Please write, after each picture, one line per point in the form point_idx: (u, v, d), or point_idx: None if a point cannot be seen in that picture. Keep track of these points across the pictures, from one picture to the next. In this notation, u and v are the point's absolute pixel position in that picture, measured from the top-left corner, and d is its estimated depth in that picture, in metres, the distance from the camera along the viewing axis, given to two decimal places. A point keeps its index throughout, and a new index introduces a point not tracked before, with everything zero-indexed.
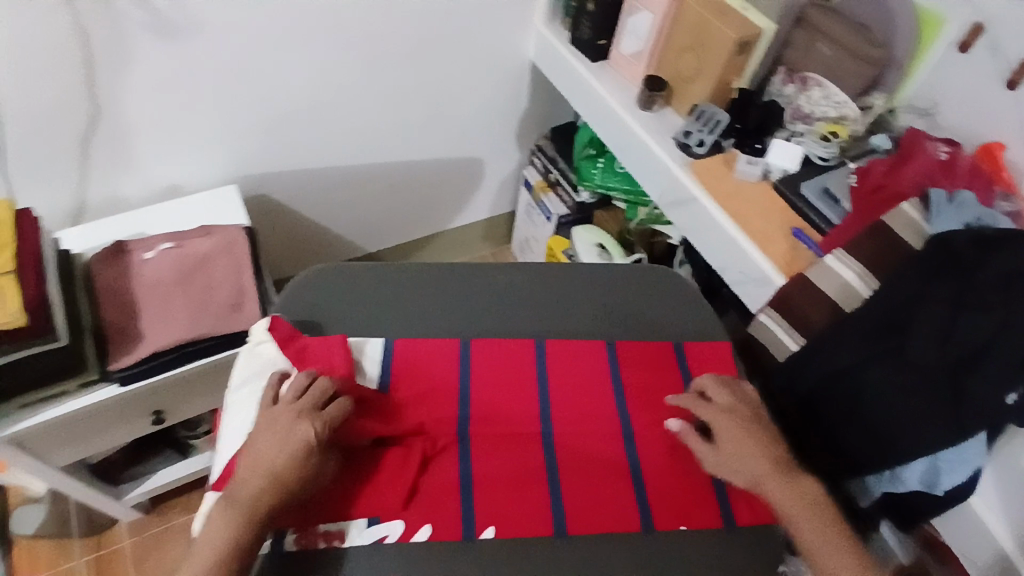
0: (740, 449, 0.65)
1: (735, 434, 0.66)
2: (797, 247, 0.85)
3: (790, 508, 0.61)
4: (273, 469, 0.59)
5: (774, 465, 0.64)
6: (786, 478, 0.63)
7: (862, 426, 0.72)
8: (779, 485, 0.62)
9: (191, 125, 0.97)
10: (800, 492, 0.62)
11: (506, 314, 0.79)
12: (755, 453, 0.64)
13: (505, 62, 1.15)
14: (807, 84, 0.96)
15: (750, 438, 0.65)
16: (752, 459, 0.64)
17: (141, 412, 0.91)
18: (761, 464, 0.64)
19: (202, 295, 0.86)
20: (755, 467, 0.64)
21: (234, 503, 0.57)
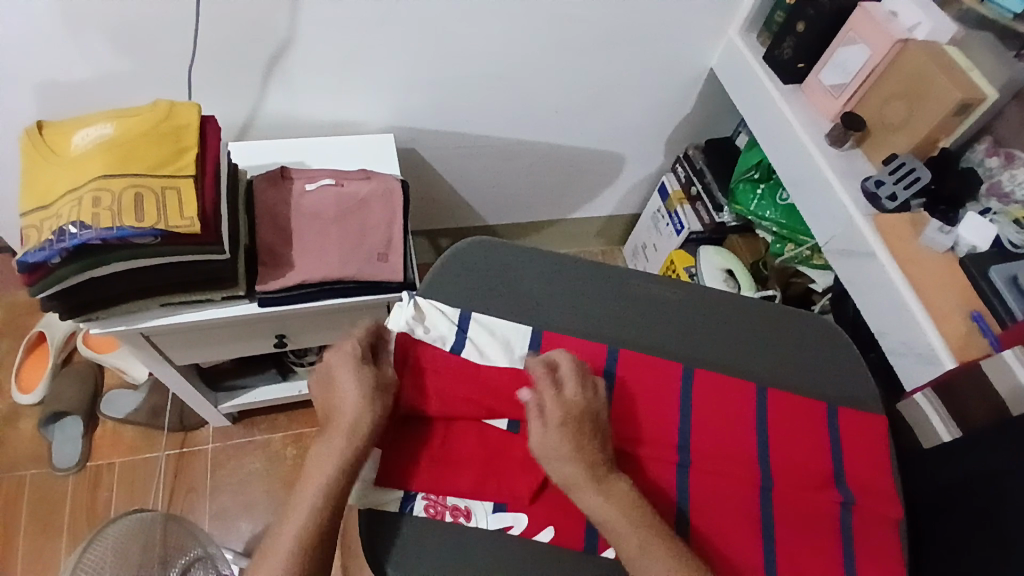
0: (574, 446, 0.60)
1: (569, 425, 0.61)
2: (973, 332, 0.78)
3: (615, 525, 0.58)
4: (345, 411, 0.62)
5: (599, 469, 0.60)
6: (596, 485, 0.60)
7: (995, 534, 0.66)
8: (593, 495, 0.59)
9: (371, 66, 0.97)
10: (605, 502, 0.59)
11: (658, 333, 0.76)
12: (583, 451, 0.60)
13: (683, 66, 1.10)
14: (1012, 161, 0.87)
15: (581, 433, 0.61)
16: (576, 462, 0.60)
17: (266, 332, 0.93)
18: (576, 465, 0.60)
19: (357, 237, 0.87)
20: (571, 469, 0.60)
21: (323, 446, 0.61)
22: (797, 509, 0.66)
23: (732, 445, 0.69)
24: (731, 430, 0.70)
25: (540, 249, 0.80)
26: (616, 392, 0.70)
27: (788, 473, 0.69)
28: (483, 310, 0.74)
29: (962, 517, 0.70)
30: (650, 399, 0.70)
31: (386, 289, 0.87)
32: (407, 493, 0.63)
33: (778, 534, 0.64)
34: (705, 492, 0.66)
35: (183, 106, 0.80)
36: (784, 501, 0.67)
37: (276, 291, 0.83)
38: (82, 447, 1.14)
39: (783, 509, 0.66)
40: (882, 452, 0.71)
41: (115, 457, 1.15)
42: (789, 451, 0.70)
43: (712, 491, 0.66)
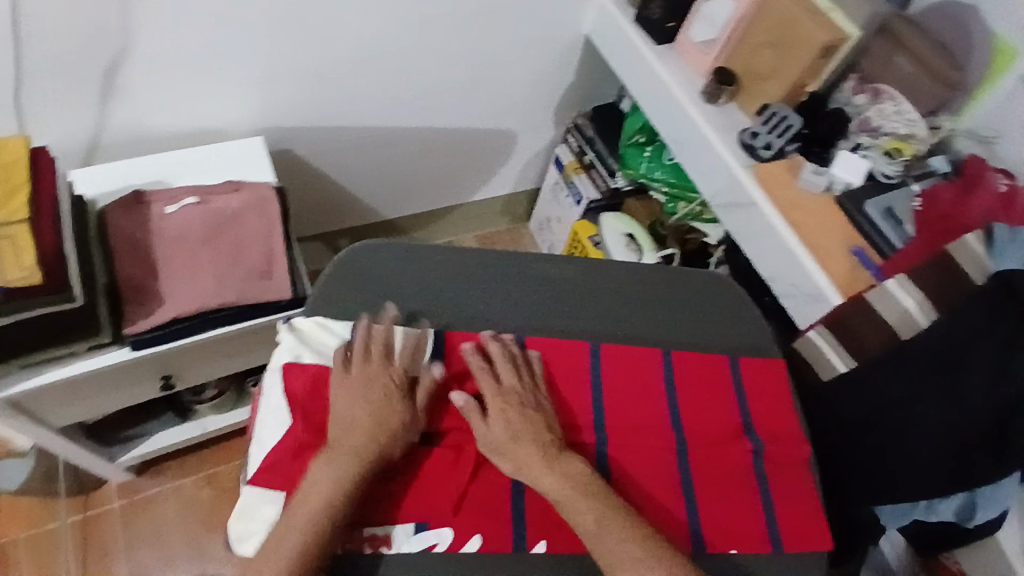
0: (521, 437, 0.62)
1: (507, 414, 0.63)
2: (857, 267, 0.82)
3: (571, 502, 0.59)
4: (364, 419, 0.60)
5: (552, 456, 0.61)
6: (551, 468, 0.60)
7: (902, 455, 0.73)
8: (544, 475, 0.60)
9: (226, 67, 0.88)
10: (563, 479, 0.60)
11: (562, 313, 0.75)
12: (529, 442, 0.61)
13: (558, 34, 1.08)
14: (879, 97, 0.92)
15: (523, 423, 0.63)
16: (526, 449, 0.61)
17: (150, 375, 0.85)
18: (531, 451, 0.61)
19: (231, 257, 0.80)
20: (525, 456, 0.61)
21: (334, 459, 0.58)
22: (714, 467, 0.68)
23: (645, 415, 0.70)
24: (643, 400, 0.70)
25: (426, 246, 0.76)
26: (525, 383, 0.68)
27: (702, 432, 0.70)
28: (377, 319, 0.70)
29: (866, 449, 0.76)
30: (563, 383, 0.69)
31: (273, 309, 0.80)
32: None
33: (699, 493, 0.66)
34: (625, 467, 0.66)
35: (7, 139, 0.71)
36: (700, 461, 0.68)
37: (148, 332, 0.75)
38: None
39: (700, 468, 0.67)
40: (787, 394, 0.74)
41: (16, 533, 1.04)
42: (700, 410, 0.71)
43: (631, 464, 0.66)
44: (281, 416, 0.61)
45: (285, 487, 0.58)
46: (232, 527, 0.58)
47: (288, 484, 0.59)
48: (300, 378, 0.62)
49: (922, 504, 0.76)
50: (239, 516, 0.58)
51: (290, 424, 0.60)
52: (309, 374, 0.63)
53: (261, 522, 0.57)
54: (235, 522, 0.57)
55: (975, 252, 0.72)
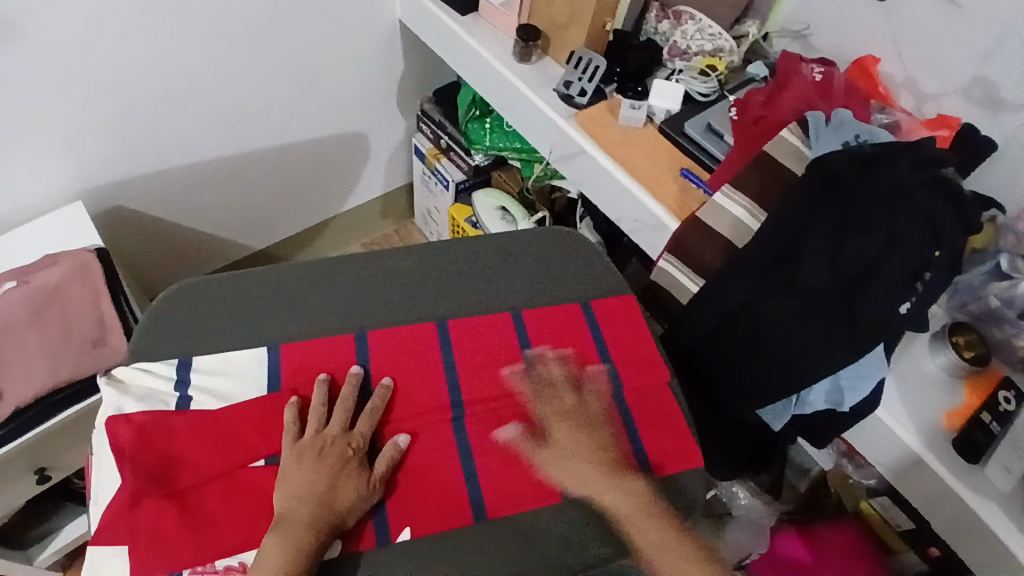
0: (560, 444, 0.64)
1: (586, 425, 0.66)
2: (687, 188, 0.84)
3: (630, 516, 0.60)
4: (318, 486, 0.58)
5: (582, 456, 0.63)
6: (619, 484, 0.62)
7: (761, 355, 0.75)
8: (570, 476, 0.62)
9: (19, 139, 0.84)
10: (633, 490, 0.61)
11: (403, 300, 0.73)
12: (592, 453, 0.64)
13: (371, 25, 1.06)
14: (680, 19, 0.94)
15: (592, 434, 0.65)
16: (583, 463, 0.63)
17: (23, 470, 0.82)
18: (591, 471, 0.63)
19: (60, 335, 0.76)
20: (586, 470, 0.62)
21: (286, 527, 0.56)
22: None
23: (502, 378, 0.69)
24: (497, 362, 0.70)
25: (249, 270, 0.74)
26: (372, 377, 0.68)
27: (560, 378, 0.70)
28: (207, 351, 0.68)
29: (737, 355, 0.77)
30: (410, 368, 0.68)
31: None
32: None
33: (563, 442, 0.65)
34: (483, 432, 0.65)
35: None
36: (559, 408, 0.67)
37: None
38: None
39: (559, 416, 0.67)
40: (641, 322, 0.74)
41: None
42: (556, 357, 0.71)
43: (489, 430, 0.65)
44: (113, 475, 0.60)
45: (128, 539, 0.56)
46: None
47: (130, 535, 0.56)
48: (127, 431, 0.61)
49: (794, 396, 0.77)
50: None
51: (123, 481, 0.59)
52: (135, 425, 0.61)
53: None
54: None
55: (793, 143, 0.79)
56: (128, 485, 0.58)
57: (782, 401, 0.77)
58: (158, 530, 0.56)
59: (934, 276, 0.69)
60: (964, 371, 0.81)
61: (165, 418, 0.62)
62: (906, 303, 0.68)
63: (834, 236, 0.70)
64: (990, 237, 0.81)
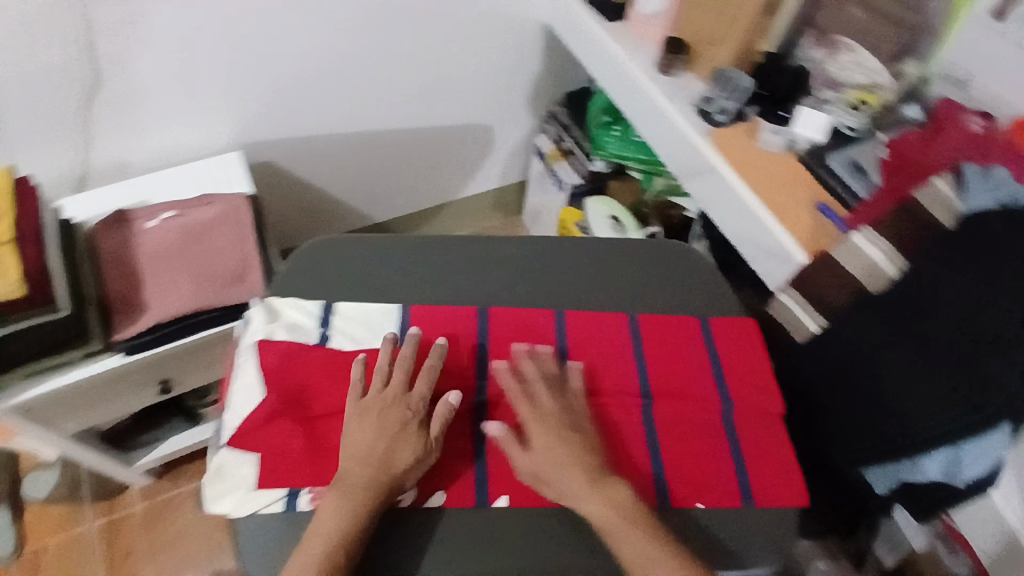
0: (556, 445, 0.64)
1: (545, 432, 0.65)
2: (821, 221, 0.81)
3: (618, 529, 0.60)
4: (376, 449, 0.62)
5: (591, 461, 0.64)
6: (596, 492, 0.62)
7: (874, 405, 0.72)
8: (577, 476, 0.63)
9: (192, 88, 0.93)
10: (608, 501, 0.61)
11: (523, 286, 0.78)
12: (565, 458, 0.64)
13: (516, 23, 1.10)
14: (835, 49, 0.93)
15: (557, 439, 0.65)
16: (572, 473, 0.63)
17: (148, 380, 0.91)
18: (573, 475, 0.63)
19: (205, 266, 0.85)
20: (569, 480, 0.63)
21: (347, 488, 0.60)
22: (677, 420, 0.70)
23: (612, 376, 0.72)
24: (611, 357, 0.73)
25: (384, 237, 0.80)
26: (490, 347, 0.72)
27: (669, 383, 0.72)
28: (345, 298, 0.74)
29: (844, 399, 0.75)
30: (526, 348, 0.72)
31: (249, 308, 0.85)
32: (291, 490, 0.63)
33: (665, 452, 0.68)
34: (588, 421, 0.69)
35: None
36: (664, 414, 0.70)
37: (138, 337, 0.80)
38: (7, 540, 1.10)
39: (665, 420, 0.70)
40: (760, 351, 0.76)
41: (45, 538, 1.13)
42: (668, 365, 0.74)
43: (597, 421, 0.69)
44: (254, 390, 0.66)
45: (261, 449, 0.64)
46: (206, 487, 0.63)
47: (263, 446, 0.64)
48: (273, 355, 0.67)
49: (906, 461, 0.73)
50: (214, 476, 0.63)
51: (265, 396, 0.65)
52: (280, 351, 0.68)
53: (236, 479, 0.63)
54: (211, 481, 0.63)
55: (941, 190, 0.71)
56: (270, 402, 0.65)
57: (892, 462, 0.74)
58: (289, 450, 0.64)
59: None
60: None
61: (305, 349, 0.69)
62: None
63: (967, 296, 0.64)
64: None
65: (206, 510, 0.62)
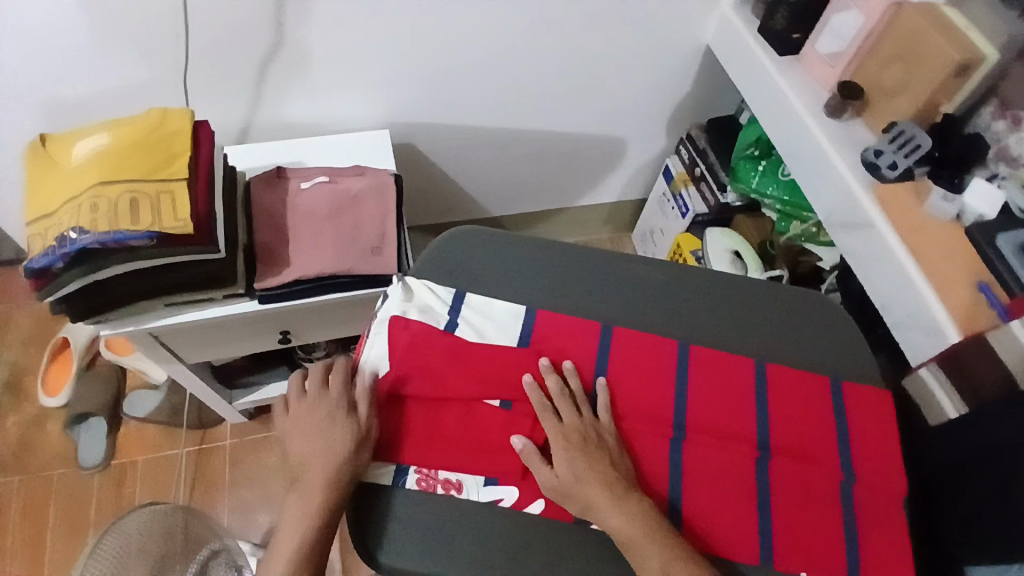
0: (585, 479, 0.62)
1: (570, 449, 0.64)
2: (979, 303, 0.76)
3: (636, 543, 0.59)
4: (316, 445, 0.64)
5: (622, 498, 0.61)
6: (619, 506, 0.61)
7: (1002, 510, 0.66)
8: (611, 512, 0.60)
9: (361, 63, 0.97)
10: (629, 517, 0.60)
11: (649, 310, 0.77)
12: (589, 473, 0.62)
13: (676, 44, 1.08)
14: (1020, 122, 0.80)
15: (584, 456, 0.63)
16: (593, 488, 0.62)
17: (270, 329, 0.96)
18: (597, 489, 0.61)
19: (349, 232, 0.89)
20: (591, 494, 0.61)
21: (299, 489, 0.62)
22: (791, 479, 0.68)
23: (729, 420, 0.70)
24: (730, 402, 0.71)
25: (522, 236, 0.81)
26: (610, 365, 0.72)
27: (787, 440, 0.70)
28: (477, 290, 0.76)
29: (972, 491, 0.69)
30: (645, 375, 0.71)
31: (382, 280, 0.89)
32: (399, 466, 0.65)
33: (773, 511, 0.66)
34: (699, 462, 0.67)
35: (175, 112, 0.83)
36: (777, 470, 0.68)
37: (275, 288, 0.85)
38: (101, 453, 1.19)
39: (778, 477, 0.68)
40: (891, 428, 0.72)
41: (141, 453, 1.21)
42: (789, 420, 0.71)
43: (709, 463, 0.67)
44: (381, 362, 0.69)
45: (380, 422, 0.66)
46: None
47: (383, 417, 0.67)
48: (405, 332, 0.70)
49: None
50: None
51: (387, 374, 0.68)
52: (410, 332, 0.70)
53: None
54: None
55: None
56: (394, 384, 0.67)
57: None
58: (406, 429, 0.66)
59: None
60: None
61: (433, 335, 0.70)
62: None
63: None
64: None
65: None
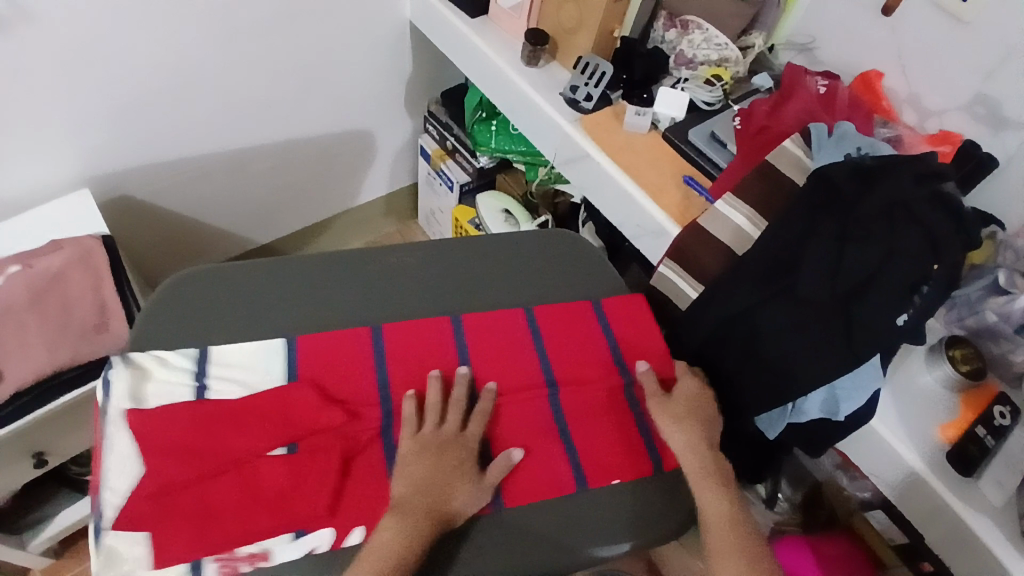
0: (697, 448, 0.66)
1: (693, 415, 0.68)
2: (689, 196, 0.85)
3: (723, 523, 0.63)
4: (428, 481, 0.60)
5: (735, 513, 0.64)
6: (718, 483, 0.64)
7: (760, 366, 0.75)
8: (709, 491, 0.64)
9: (26, 124, 0.84)
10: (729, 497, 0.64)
11: (417, 294, 0.75)
12: (710, 442, 0.67)
13: (382, 25, 1.07)
14: (687, 29, 0.94)
15: (699, 421, 0.67)
16: (700, 460, 0.65)
17: (20, 454, 0.82)
18: (706, 457, 0.66)
19: (59, 319, 0.78)
20: (708, 465, 0.65)
21: (405, 524, 0.57)
22: (585, 401, 0.69)
23: (517, 373, 0.70)
24: (507, 354, 0.71)
25: (258, 262, 0.74)
26: (389, 366, 0.69)
27: (572, 371, 0.71)
28: (228, 340, 0.69)
29: (739, 353, 0.76)
30: (424, 362, 0.70)
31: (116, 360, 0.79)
32: (194, 563, 0.56)
33: (578, 442, 0.66)
34: (501, 427, 0.67)
35: None
36: (569, 401, 0.69)
37: None
38: None
39: (571, 407, 0.69)
40: (651, 321, 0.77)
41: None
42: (568, 353, 0.73)
43: (505, 418, 0.67)
44: (132, 462, 0.60)
45: (152, 522, 0.57)
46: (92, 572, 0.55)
47: (156, 519, 0.57)
48: (145, 420, 0.62)
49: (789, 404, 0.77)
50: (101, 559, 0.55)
51: (144, 467, 0.60)
52: (155, 417, 0.62)
53: (126, 559, 0.55)
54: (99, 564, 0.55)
55: (796, 157, 0.78)
56: (155, 477, 0.59)
57: (776, 409, 0.78)
58: (201, 514, 0.58)
59: (931, 290, 0.66)
60: (960, 386, 0.78)
61: (180, 409, 0.63)
62: (903, 315, 0.66)
63: (834, 249, 0.69)
64: (988, 254, 0.79)
65: None
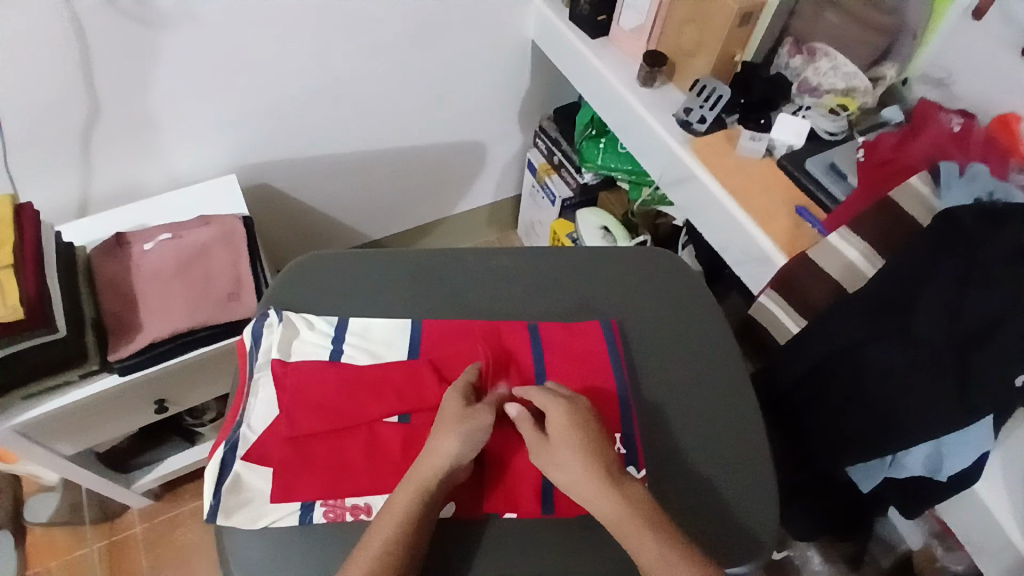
0: (566, 461, 0.60)
1: (566, 418, 0.62)
2: (801, 225, 0.82)
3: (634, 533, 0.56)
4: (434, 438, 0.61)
5: (641, 519, 0.57)
6: (604, 491, 0.58)
7: (863, 411, 0.70)
8: (596, 501, 0.58)
9: (188, 113, 0.95)
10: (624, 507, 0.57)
11: (535, 295, 0.78)
12: (578, 452, 0.60)
13: (504, 42, 1.13)
14: (814, 56, 0.93)
15: (572, 430, 0.61)
16: (567, 469, 0.60)
17: (143, 401, 0.92)
18: (580, 469, 0.59)
19: (200, 285, 0.88)
20: (573, 473, 0.59)
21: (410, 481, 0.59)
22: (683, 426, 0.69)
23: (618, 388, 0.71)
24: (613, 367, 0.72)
25: (393, 253, 0.79)
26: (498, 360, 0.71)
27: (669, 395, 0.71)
28: (361, 314, 0.75)
29: (837, 397, 0.72)
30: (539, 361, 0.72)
31: (241, 326, 0.88)
32: (304, 504, 0.62)
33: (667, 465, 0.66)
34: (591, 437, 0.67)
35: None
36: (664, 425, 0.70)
37: (131, 357, 0.82)
38: (20, 557, 1.11)
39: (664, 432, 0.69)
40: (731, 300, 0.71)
41: (55, 560, 1.13)
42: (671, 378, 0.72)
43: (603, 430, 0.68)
44: (271, 407, 0.67)
45: (276, 463, 0.64)
46: (221, 499, 0.62)
47: (280, 461, 0.64)
48: (288, 373, 0.68)
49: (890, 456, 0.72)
50: (229, 488, 0.63)
51: (279, 411, 0.66)
52: (295, 373, 0.68)
53: (253, 492, 0.63)
54: (227, 492, 0.62)
55: (920, 192, 0.72)
56: (284, 425, 0.65)
57: (875, 460, 0.73)
58: (319, 468, 0.64)
59: None
60: None
61: (318, 369, 0.69)
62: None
63: (957, 292, 0.63)
64: None
65: (216, 522, 0.62)
